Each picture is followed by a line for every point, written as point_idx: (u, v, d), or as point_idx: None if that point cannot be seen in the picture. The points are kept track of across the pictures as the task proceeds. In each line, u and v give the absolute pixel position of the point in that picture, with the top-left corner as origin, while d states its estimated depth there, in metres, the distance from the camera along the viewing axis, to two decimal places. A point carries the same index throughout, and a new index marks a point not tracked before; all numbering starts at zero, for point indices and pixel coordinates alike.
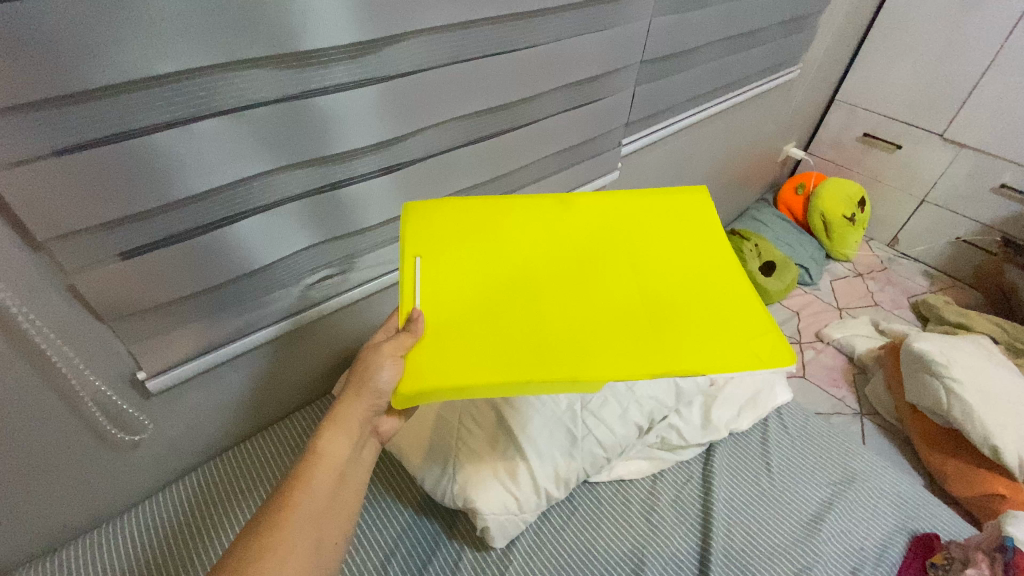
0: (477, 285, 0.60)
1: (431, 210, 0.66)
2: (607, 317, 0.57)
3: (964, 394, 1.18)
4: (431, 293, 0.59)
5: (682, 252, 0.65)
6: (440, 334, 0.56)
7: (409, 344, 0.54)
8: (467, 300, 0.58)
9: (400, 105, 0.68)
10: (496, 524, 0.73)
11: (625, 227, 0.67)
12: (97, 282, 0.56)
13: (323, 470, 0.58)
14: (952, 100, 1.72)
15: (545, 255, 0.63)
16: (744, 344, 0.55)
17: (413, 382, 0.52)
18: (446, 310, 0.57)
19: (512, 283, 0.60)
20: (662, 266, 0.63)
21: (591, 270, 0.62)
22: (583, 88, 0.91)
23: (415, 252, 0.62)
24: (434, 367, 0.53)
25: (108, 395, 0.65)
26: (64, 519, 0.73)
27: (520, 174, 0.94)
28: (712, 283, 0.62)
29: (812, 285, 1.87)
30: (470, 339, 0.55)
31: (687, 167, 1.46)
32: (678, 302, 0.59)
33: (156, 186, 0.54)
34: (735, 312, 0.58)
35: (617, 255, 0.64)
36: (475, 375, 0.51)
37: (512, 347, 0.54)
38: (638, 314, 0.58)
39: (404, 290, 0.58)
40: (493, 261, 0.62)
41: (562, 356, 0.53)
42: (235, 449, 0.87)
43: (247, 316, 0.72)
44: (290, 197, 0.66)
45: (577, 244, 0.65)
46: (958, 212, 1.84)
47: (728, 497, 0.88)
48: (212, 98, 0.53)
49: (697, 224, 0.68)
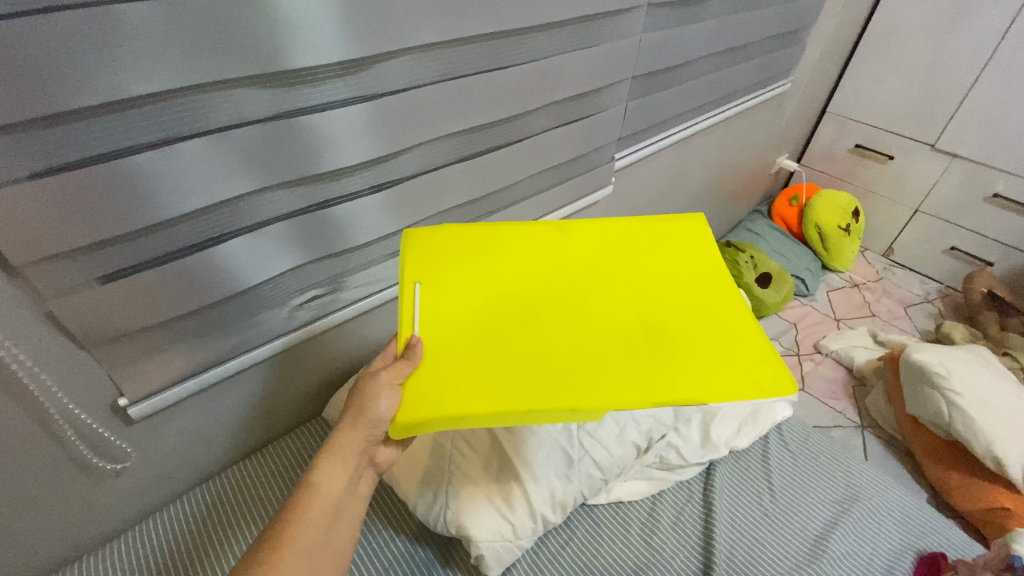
0: (476, 310, 0.59)
1: (428, 235, 0.66)
2: (607, 343, 0.56)
3: (965, 406, 1.17)
4: (431, 318, 0.57)
5: (679, 276, 0.64)
6: (439, 361, 0.54)
7: (407, 372, 0.53)
8: (467, 325, 0.57)
9: (390, 123, 0.67)
10: (490, 552, 0.71)
11: (623, 250, 0.67)
12: (77, 309, 0.55)
13: (320, 503, 0.56)
14: (942, 111, 1.73)
15: (544, 279, 0.62)
16: (746, 370, 0.54)
17: (411, 411, 0.50)
18: (446, 336, 0.56)
19: (511, 309, 0.59)
20: (660, 290, 0.62)
21: (591, 296, 0.61)
22: (575, 104, 0.91)
23: (414, 277, 0.61)
24: (432, 395, 0.51)
25: (89, 424, 0.63)
26: (43, 554, 0.70)
27: (512, 190, 0.94)
28: (711, 308, 0.61)
29: (809, 296, 1.87)
30: (470, 366, 0.54)
31: (681, 181, 1.46)
32: (679, 328, 0.58)
33: (140, 207, 0.53)
34: (735, 338, 0.57)
35: (616, 278, 0.63)
36: (474, 404, 0.50)
37: (512, 374, 0.53)
38: (639, 339, 0.57)
39: (403, 316, 0.57)
40: (493, 285, 0.61)
41: (562, 384, 0.52)
42: (223, 473, 0.84)
43: (236, 338, 0.71)
44: (277, 217, 0.65)
45: (576, 269, 0.64)
46: (952, 222, 1.85)
47: (730, 518, 0.86)
48: (195, 118, 0.52)
49: (694, 248, 0.68)
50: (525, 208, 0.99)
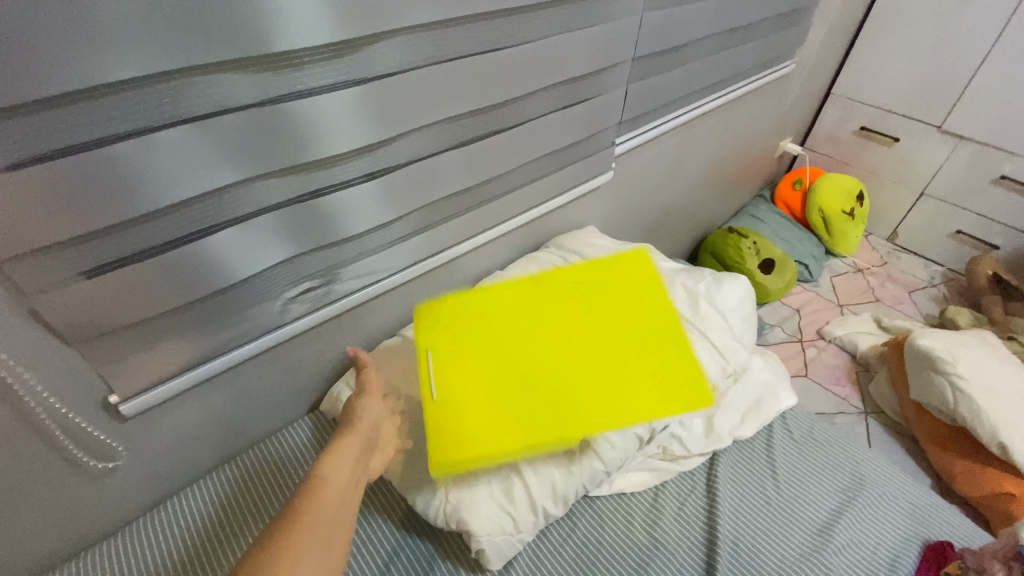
0: (479, 355, 0.76)
1: (437, 309, 0.83)
2: (576, 372, 0.73)
3: (971, 391, 1.15)
4: (445, 376, 0.74)
5: (626, 305, 0.81)
6: (456, 402, 0.71)
7: (431, 416, 0.70)
8: (474, 366, 0.75)
9: (382, 108, 0.64)
10: (491, 547, 0.70)
11: (581, 284, 0.85)
12: (59, 306, 0.53)
13: (326, 488, 0.58)
14: (949, 92, 1.69)
15: (529, 322, 0.80)
16: (677, 383, 0.70)
17: (439, 452, 0.67)
18: (458, 376, 0.74)
19: (506, 344, 0.77)
20: (614, 321, 0.79)
21: (561, 330, 0.79)
22: (573, 87, 0.88)
23: (427, 345, 0.78)
24: (455, 429, 0.69)
25: (79, 422, 0.62)
26: (38, 552, 0.69)
27: (510, 177, 0.91)
28: (652, 333, 0.77)
29: (812, 282, 1.85)
30: (478, 399, 0.71)
31: (683, 166, 1.43)
32: (628, 354, 0.74)
33: (122, 200, 0.51)
34: (672, 356, 0.73)
35: (578, 310, 0.81)
36: (490, 424, 0.69)
37: (509, 402, 0.71)
38: (604, 344, 0.76)
39: (423, 384, 0.74)
40: (490, 331, 0.79)
41: (547, 403, 0.70)
42: (218, 470, 0.83)
43: (228, 333, 0.69)
44: (268, 207, 0.63)
45: (550, 304, 0.82)
46: (958, 205, 1.82)
47: (734, 507, 0.85)
48: (177, 105, 0.50)
49: (637, 278, 0.85)
50: (521, 197, 0.97)
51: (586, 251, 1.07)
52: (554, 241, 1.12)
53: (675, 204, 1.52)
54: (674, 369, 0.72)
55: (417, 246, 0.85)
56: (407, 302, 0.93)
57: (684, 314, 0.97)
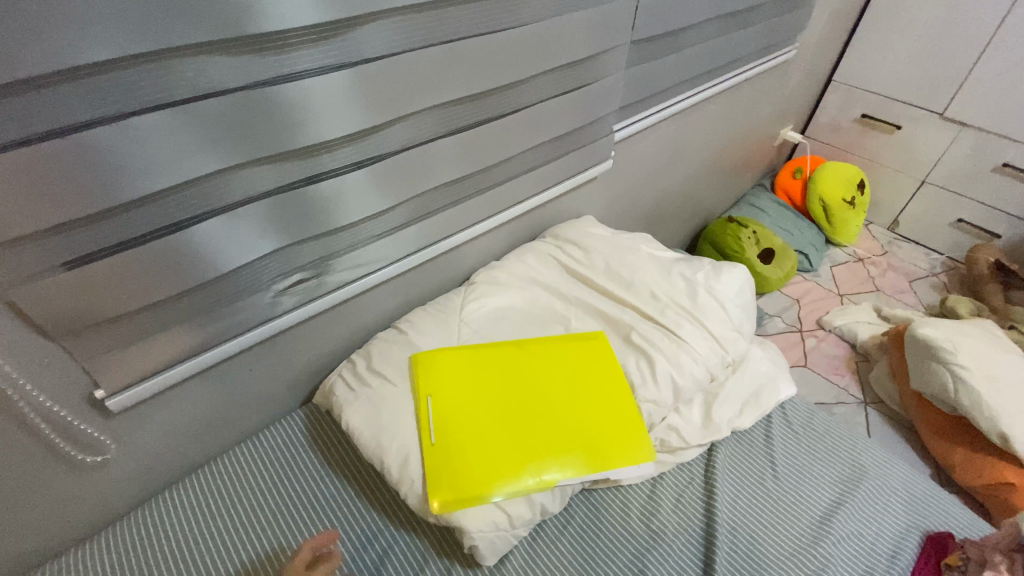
0: (471, 402, 0.80)
1: (431, 351, 0.85)
2: (552, 427, 0.79)
3: (972, 381, 1.14)
4: (440, 418, 0.77)
5: (584, 359, 0.88)
6: (454, 446, 0.74)
7: (430, 458, 0.72)
8: (467, 412, 0.79)
9: (372, 94, 0.63)
10: (485, 543, 0.69)
11: (547, 346, 0.90)
12: (41, 297, 0.52)
13: None
14: (951, 78, 1.67)
15: (515, 377, 0.84)
16: (627, 439, 0.80)
17: (439, 491, 0.69)
18: (453, 420, 0.77)
19: (492, 387, 0.82)
20: (575, 370, 0.86)
21: (538, 383, 0.84)
22: (570, 72, 0.86)
23: (426, 391, 0.79)
24: (452, 469, 0.71)
25: (65, 416, 0.61)
26: (28, 548, 0.68)
27: (506, 166, 0.89)
28: (608, 390, 0.85)
29: (812, 271, 1.84)
30: (473, 444, 0.75)
31: (682, 154, 1.41)
32: (587, 407, 0.82)
33: (101, 188, 0.50)
34: (624, 417, 0.82)
35: (545, 365, 0.86)
36: (488, 466, 0.73)
37: (501, 451, 0.75)
38: (565, 389, 0.84)
39: (420, 426, 0.76)
40: (481, 381, 0.82)
41: (536, 457, 0.75)
42: (208, 464, 0.81)
43: (217, 326, 0.68)
44: (255, 196, 0.61)
45: (526, 359, 0.87)
46: (960, 193, 1.80)
47: (732, 499, 0.84)
48: (155, 89, 0.49)
49: (595, 340, 0.91)
50: (518, 186, 0.95)
51: (584, 240, 1.06)
52: (552, 231, 1.10)
53: (674, 193, 1.51)
54: (620, 412, 0.82)
55: (411, 236, 0.83)
56: (401, 293, 0.92)
57: (682, 304, 0.95)
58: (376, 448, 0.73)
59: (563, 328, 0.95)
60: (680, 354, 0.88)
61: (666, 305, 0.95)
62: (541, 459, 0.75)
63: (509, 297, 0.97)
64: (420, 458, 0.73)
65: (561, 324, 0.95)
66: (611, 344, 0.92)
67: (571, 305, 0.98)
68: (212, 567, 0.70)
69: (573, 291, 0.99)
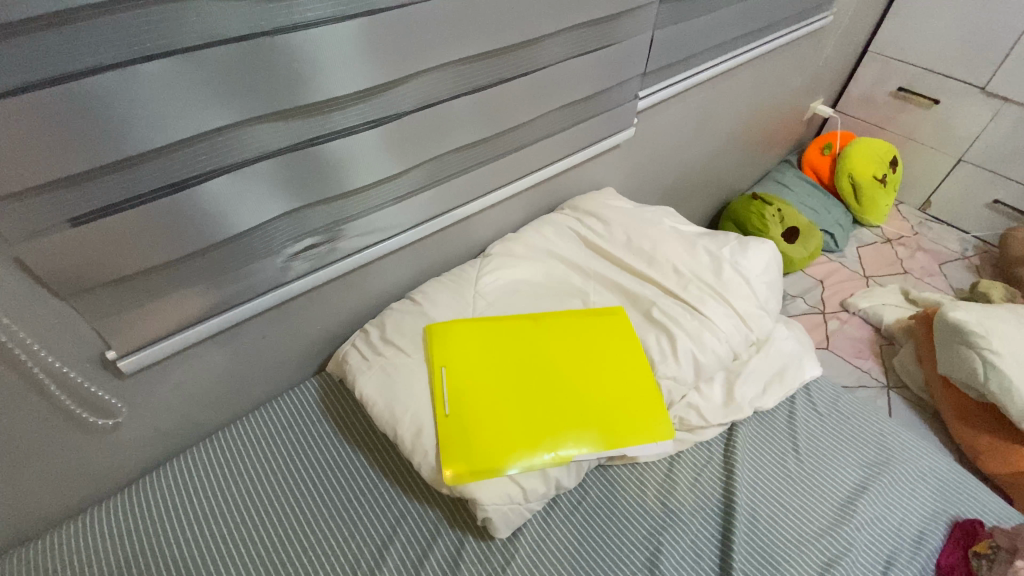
0: (486, 376, 0.78)
1: (445, 324, 0.83)
2: (568, 403, 0.77)
3: (1002, 366, 1.09)
4: (453, 391, 0.75)
5: (603, 336, 0.85)
6: (468, 417, 0.73)
7: (443, 431, 0.71)
8: (481, 385, 0.77)
9: (383, 47, 0.59)
10: (498, 515, 0.68)
11: (567, 322, 0.87)
12: (46, 255, 0.50)
13: None
14: (995, 49, 1.56)
15: (532, 353, 0.81)
16: (644, 416, 0.78)
17: (453, 463, 0.68)
18: (467, 393, 0.75)
19: (508, 361, 0.80)
20: (596, 347, 0.83)
21: (555, 358, 0.81)
22: (592, 30, 0.82)
23: (439, 361, 0.77)
24: (466, 443, 0.70)
25: (76, 377, 0.61)
26: (45, 505, 0.69)
27: (523, 131, 0.86)
28: (629, 367, 0.82)
29: (838, 252, 1.78)
30: (487, 418, 0.73)
31: (707, 125, 1.35)
32: (607, 384, 0.80)
33: (103, 140, 0.48)
34: (643, 394, 0.80)
35: (564, 340, 0.84)
36: (502, 438, 0.71)
37: (516, 426, 0.73)
38: (583, 364, 0.81)
39: (434, 398, 0.74)
40: (497, 356, 0.80)
41: (550, 432, 0.73)
42: (223, 432, 0.80)
43: (226, 290, 0.66)
44: (265, 154, 0.59)
45: (544, 334, 0.84)
46: (998, 172, 1.71)
47: (752, 479, 0.82)
48: (160, 35, 0.46)
49: (614, 318, 0.88)
50: (535, 152, 0.91)
51: (603, 212, 1.02)
52: (570, 202, 1.07)
53: (697, 166, 1.45)
54: (639, 389, 0.80)
55: (425, 202, 0.80)
56: (414, 262, 0.89)
57: (707, 281, 0.91)
58: (389, 416, 0.72)
59: (581, 303, 0.92)
60: (702, 332, 0.85)
61: (689, 281, 0.92)
62: (556, 434, 0.73)
63: (525, 269, 0.94)
64: (433, 430, 0.71)
65: (579, 298, 0.92)
66: (630, 319, 0.89)
67: (589, 279, 0.95)
68: (225, 533, 0.70)
69: (591, 265, 0.96)
